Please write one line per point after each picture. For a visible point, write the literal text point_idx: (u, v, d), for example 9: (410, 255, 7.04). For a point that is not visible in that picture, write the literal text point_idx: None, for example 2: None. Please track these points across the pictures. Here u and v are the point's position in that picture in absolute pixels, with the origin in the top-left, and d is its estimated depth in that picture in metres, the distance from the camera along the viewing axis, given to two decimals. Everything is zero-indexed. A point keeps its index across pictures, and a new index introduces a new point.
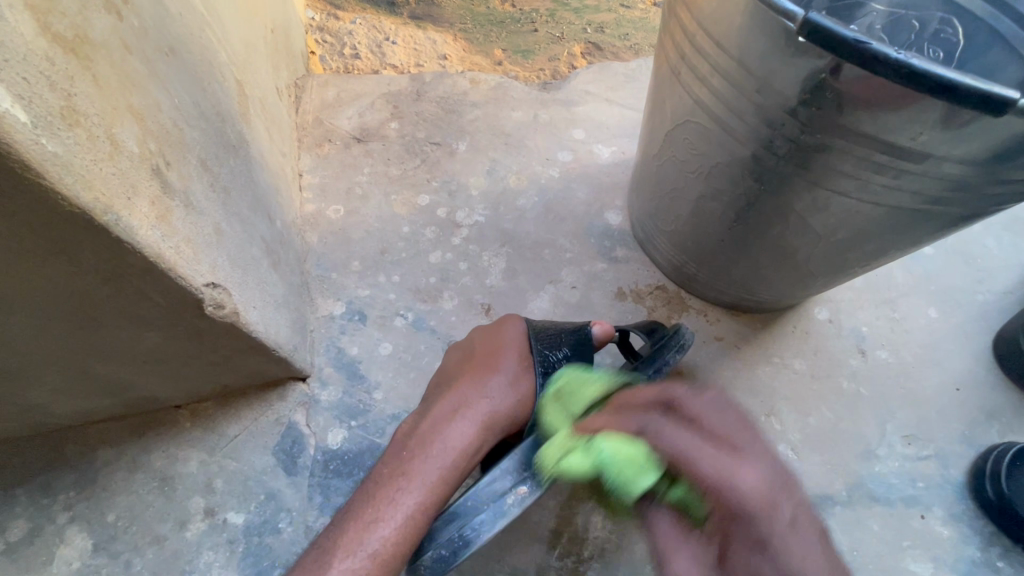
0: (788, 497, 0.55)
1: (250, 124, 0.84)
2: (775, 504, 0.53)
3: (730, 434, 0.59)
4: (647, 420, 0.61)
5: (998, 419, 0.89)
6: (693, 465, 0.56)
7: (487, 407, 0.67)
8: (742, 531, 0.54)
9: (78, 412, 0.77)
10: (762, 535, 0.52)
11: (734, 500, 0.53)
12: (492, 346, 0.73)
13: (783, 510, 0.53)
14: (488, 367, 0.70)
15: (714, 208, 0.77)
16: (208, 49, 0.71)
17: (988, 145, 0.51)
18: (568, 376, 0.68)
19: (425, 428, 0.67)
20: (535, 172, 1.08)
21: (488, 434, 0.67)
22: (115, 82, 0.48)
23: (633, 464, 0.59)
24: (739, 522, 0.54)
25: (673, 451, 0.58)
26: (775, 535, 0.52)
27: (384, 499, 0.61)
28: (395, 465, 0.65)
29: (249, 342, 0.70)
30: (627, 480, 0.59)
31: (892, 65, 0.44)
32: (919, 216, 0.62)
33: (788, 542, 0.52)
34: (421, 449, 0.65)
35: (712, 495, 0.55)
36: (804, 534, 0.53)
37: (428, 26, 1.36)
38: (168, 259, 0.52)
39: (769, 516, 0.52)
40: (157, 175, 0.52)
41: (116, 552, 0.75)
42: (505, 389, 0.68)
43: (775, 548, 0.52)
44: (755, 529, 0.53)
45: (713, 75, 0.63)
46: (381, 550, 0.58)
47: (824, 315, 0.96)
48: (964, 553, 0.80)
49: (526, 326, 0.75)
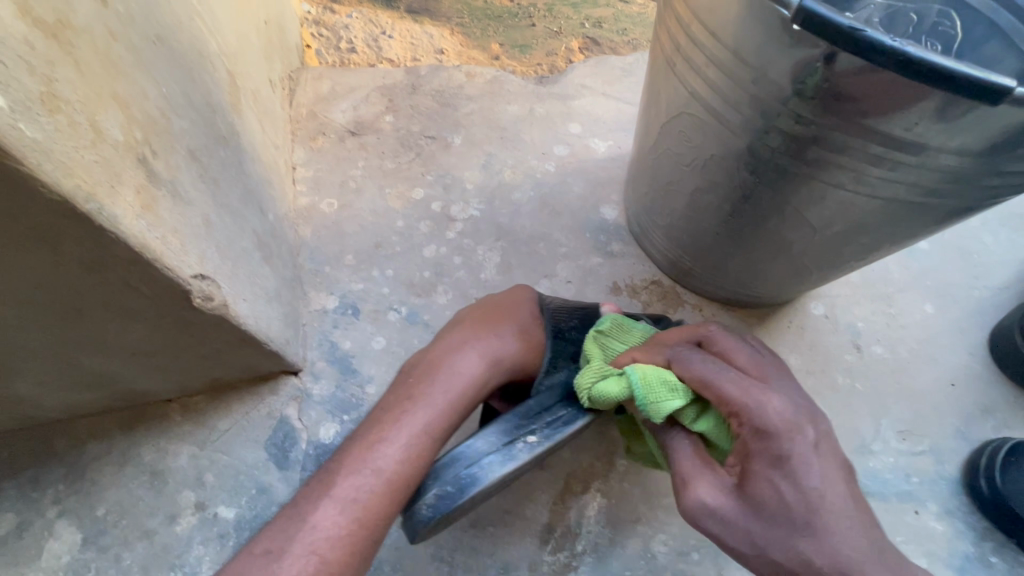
0: (814, 426, 0.51)
1: (242, 115, 0.83)
2: (801, 427, 0.50)
3: (758, 365, 0.55)
4: (677, 347, 0.56)
5: (993, 414, 0.89)
6: (720, 386, 0.52)
7: (498, 345, 0.68)
8: (765, 453, 0.49)
9: (67, 405, 0.76)
10: (784, 455, 0.49)
11: (760, 420, 0.49)
12: (506, 298, 0.76)
13: (810, 433, 0.50)
14: (502, 313, 0.73)
15: (711, 201, 0.77)
16: (198, 39, 0.70)
17: (987, 136, 0.50)
18: (614, 321, 0.70)
19: (435, 355, 0.68)
20: (531, 166, 1.07)
21: (496, 370, 0.67)
22: (99, 69, 0.48)
23: (665, 384, 0.54)
24: (762, 445, 0.50)
25: (702, 373, 0.53)
26: (797, 456, 0.49)
27: (390, 421, 0.63)
28: (402, 390, 0.66)
29: (238, 335, 0.69)
30: (658, 403, 0.54)
31: (887, 53, 0.43)
32: (916, 208, 0.62)
33: (806, 461, 0.49)
34: (430, 374, 0.66)
35: (736, 417, 0.51)
36: (823, 458, 0.50)
37: (425, 20, 1.35)
38: (153, 250, 0.51)
39: (794, 437, 0.49)
40: (143, 164, 0.52)
41: (105, 547, 0.74)
42: (516, 334, 0.71)
43: (797, 467, 0.49)
44: (778, 448, 0.49)
45: (708, 66, 0.62)
46: (387, 468, 0.59)
47: (820, 310, 0.96)
48: (957, 548, 0.80)
49: (539, 291, 0.78)
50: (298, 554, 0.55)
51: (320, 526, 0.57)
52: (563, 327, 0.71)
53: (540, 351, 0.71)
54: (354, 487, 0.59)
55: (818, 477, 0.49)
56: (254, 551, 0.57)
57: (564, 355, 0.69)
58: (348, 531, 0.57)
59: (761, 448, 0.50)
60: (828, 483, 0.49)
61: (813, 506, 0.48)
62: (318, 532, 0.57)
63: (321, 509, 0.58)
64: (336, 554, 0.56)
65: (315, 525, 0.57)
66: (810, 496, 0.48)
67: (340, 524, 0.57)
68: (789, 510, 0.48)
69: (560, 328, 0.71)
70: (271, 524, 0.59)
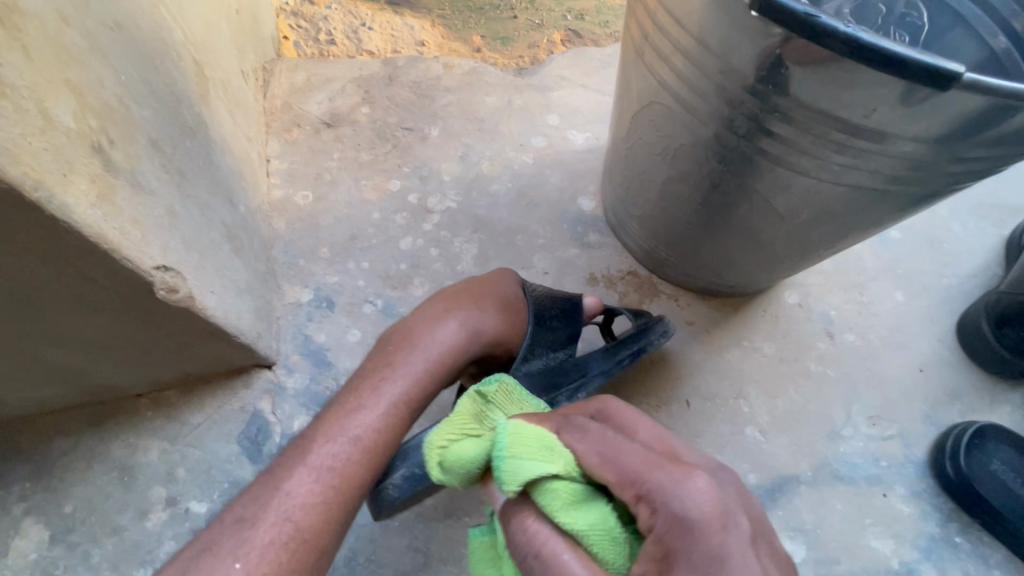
0: (744, 508, 0.42)
1: (210, 105, 0.81)
2: (733, 518, 0.40)
3: (665, 446, 0.46)
4: (574, 427, 0.47)
5: (960, 399, 0.91)
6: (623, 464, 0.43)
7: (478, 317, 0.68)
8: (689, 555, 0.38)
9: (32, 401, 0.75)
10: (709, 554, 0.38)
11: (678, 507, 0.40)
12: (489, 278, 0.75)
13: (743, 524, 0.40)
14: (485, 290, 0.72)
15: (681, 189, 0.77)
16: (161, 28, 0.69)
17: (945, 123, 0.51)
18: (502, 381, 0.58)
19: (415, 323, 0.68)
20: (509, 158, 1.07)
21: (474, 341, 0.67)
22: (49, 55, 0.46)
23: (538, 446, 0.46)
24: (683, 541, 0.39)
25: (604, 450, 0.44)
26: (727, 555, 0.38)
27: (368, 388, 0.62)
28: (381, 358, 0.65)
29: (206, 327, 0.68)
30: (523, 463, 0.44)
31: (840, 39, 0.44)
32: (879, 195, 0.63)
33: (745, 563, 0.38)
34: (408, 342, 0.65)
35: (646, 503, 0.41)
36: (762, 556, 0.40)
37: (405, 11, 1.33)
38: (111, 241, 0.50)
39: (725, 529, 0.39)
40: (99, 153, 0.51)
41: (73, 544, 0.73)
42: (497, 309, 0.71)
43: (728, 571, 0.38)
44: (705, 547, 0.38)
45: (674, 55, 0.62)
46: (364, 435, 0.59)
47: (793, 299, 0.97)
48: (924, 529, 0.82)
49: (518, 274, 0.79)
50: (272, 522, 0.54)
51: (293, 495, 0.55)
52: (545, 315, 0.73)
53: (520, 331, 0.72)
54: (332, 454, 0.58)
55: None
56: (226, 521, 0.55)
57: (542, 343, 0.71)
58: (324, 500, 0.56)
59: (685, 547, 0.39)
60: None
61: None
62: (291, 499, 0.55)
63: (296, 476, 0.57)
64: (311, 522, 0.55)
65: (289, 492, 0.56)
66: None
67: (315, 492, 0.56)
68: None
69: (541, 315, 0.72)
70: (245, 495, 0.58)
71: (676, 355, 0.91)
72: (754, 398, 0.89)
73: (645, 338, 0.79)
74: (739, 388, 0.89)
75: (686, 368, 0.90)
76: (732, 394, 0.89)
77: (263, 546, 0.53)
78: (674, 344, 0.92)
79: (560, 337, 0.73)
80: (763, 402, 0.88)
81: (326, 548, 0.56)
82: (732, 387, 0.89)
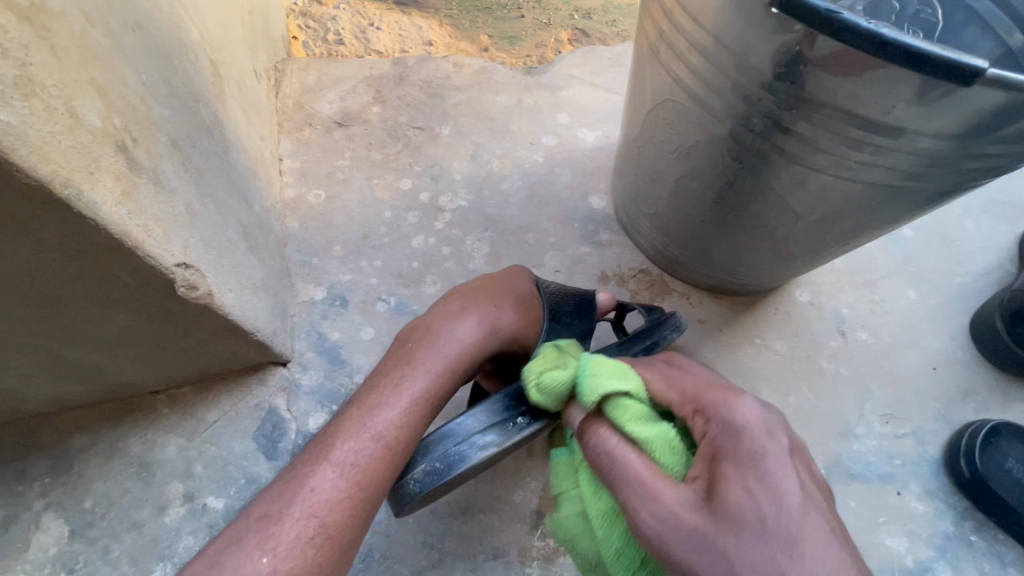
0: (789, 431, 0.47)
1: (225, 104, 0.82)
2: (778, 434, 0.46)
3: (721, 378, 0.53)
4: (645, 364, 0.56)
5: (974, 397, 0.91)
6: (685, 387, 0.51)
7: (495, 315, 0.69)
8: (737, 453, 0.45)
9: (51, 398, 0.76)
10: (753, 453, 0.44)
11: (728, 416, 0.47)
12: (504, 276, 0.76)
13: (785, 439, 0.46)
14: (501, 288, 0.72)
15: (695, 187, 0.77)
16: (179, 28, 0.70)
17: (964, 119, 0.51)
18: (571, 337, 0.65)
19: (433, 321, 0.68)
20: (519, 156, 1.07)
21: (492, 339, 0.67)
22: (75, 55, 0.47)
23: (614, 369, 0.52)
24: (732, 442, 0.45)
25: (670, 377, 0.53)
26: (769, 458, 0.44)
27: (388, 386, 0.63)
28: (400, 356, 0.66)
29: (224, 324, 0.69)
30: (603, 378, 0.50)
31: (862, 35, 0.44)
32: (896, 192, 0.63)
33: (784, 464, 0.44)
34: (427, 340, 0.66)
35: (702, 415, 0.49)
36: (799, 469, 0.45)
37: (413, 11, 1.34)
38: (135, 239, 0.51)
39: (768, 437, 0.45)
40: (123, 152, 0.51)
41: (93, 538, 0.74)
42: (514, 306, 0.71)
43: (769, 468, 0.44)
44: (749, 447, 0.45)
45: (691, 52, 0.62)
46: (386, 432, 0.59)
47: (805, 297, 0.97)
48: (938, 528, 0.82)
49: (532, 271, 0.78)
50: (296, 518, 0.55)
51: (317, 490, 0.56)
52: (559, 312, 0.73)
53: (536, 328, 0.72)
54: (355, 451, 0.58)
55: (794, 485, 0.43)
56: (248, 520, 0.56)
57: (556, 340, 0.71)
58: (347, 495, 0.56)
59: (733, 446, 0.45)
60: (807, 499, 0.43)
61: (790, 517, 0.42)
62: (315, 495, 0.56)
63: (319, 473, 0.57)
64: (334, 518, 0.55)
65: (313, 488, 0.56)
66: (789, 515, 0.42)
67: (339, 485, 0.57)
68: (764, 516, 0.42)
69: (556, 312, 0.73)
70: (266, 492, 0.58)
71: (688, 353, 0.91)
72: (766, 396, 0.89)
73: (659, 333, 0.78)
74: (752, 385, 0.89)
75: (698, 365, 0.90)
76: (745, 391, 0.89)
77: (289, 542, 0.53)
78: (686, 342, 0.92)
79: (574, 334, 0.72)
80: (776, 399, 0.88)
81: (350, 543, 0.56)
82: (744, 385, 0.89)
